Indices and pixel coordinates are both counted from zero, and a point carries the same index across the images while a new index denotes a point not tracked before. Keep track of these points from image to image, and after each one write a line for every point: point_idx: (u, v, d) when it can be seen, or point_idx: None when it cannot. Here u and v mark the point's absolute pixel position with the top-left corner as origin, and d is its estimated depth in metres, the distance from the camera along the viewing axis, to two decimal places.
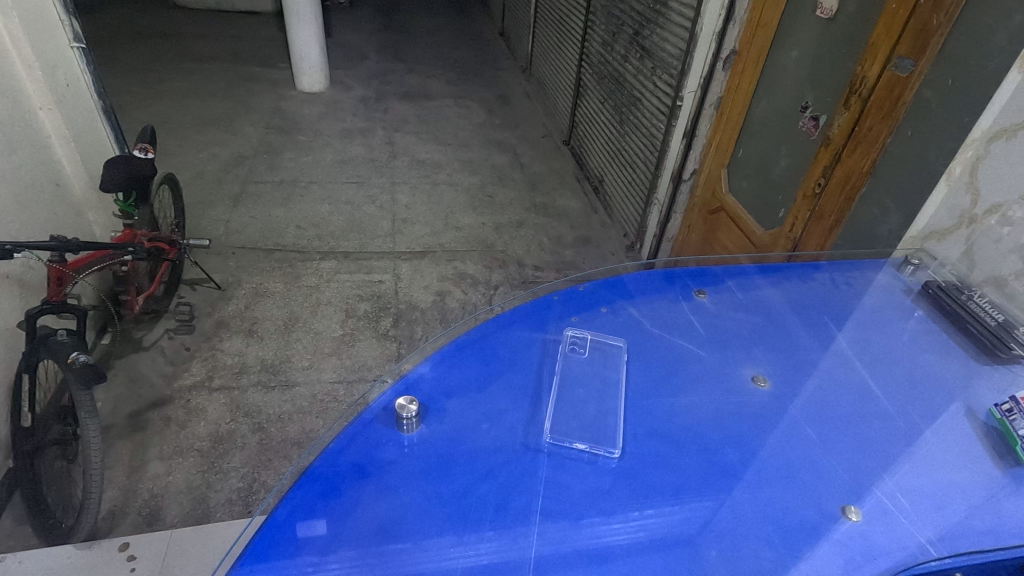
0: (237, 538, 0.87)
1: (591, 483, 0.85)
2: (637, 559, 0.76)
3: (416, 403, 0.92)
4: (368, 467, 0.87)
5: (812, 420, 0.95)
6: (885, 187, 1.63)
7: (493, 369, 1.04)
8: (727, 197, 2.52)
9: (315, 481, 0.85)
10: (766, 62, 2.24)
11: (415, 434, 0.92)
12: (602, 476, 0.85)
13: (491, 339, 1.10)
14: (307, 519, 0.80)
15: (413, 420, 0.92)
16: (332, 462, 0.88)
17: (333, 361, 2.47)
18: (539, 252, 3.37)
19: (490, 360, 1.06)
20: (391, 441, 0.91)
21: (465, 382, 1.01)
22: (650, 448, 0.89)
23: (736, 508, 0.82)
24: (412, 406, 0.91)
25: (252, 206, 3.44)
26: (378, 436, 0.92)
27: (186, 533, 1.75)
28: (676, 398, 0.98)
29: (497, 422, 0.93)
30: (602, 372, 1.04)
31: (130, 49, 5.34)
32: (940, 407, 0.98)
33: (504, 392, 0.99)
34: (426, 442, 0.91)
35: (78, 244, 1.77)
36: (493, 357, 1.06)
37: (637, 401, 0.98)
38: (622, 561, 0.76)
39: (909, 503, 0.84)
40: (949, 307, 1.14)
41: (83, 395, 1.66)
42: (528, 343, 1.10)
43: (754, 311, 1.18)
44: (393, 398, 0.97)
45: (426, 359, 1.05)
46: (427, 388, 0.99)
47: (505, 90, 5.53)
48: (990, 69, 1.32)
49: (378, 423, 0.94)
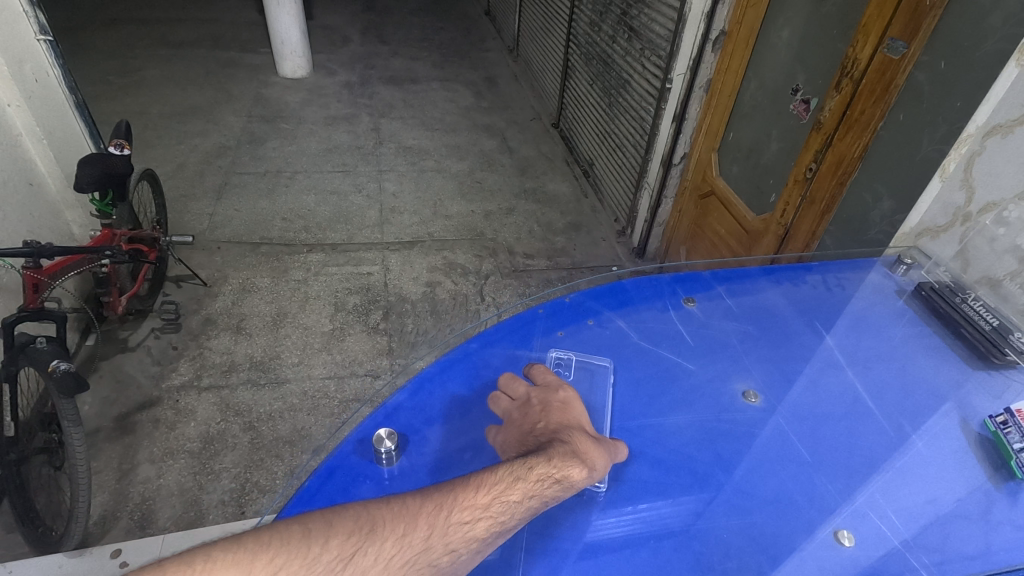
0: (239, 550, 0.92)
1: (577, 515, 0.84)
2: None
3: (393, 436, 0.92)
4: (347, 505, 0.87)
5: (804, 437, 0.94)
6: (876, 172, 1.61)
7: (476, 395, 1.03)
8: (717, 181, 2.49)
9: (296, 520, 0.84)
10: (755, 43, 2.19)
11: (395, 466, 0.92)
12: (586, 507, 0.85)
13: (475, 361, 1.09)
14: None
15: (392, 453, 0.92)
16: (314, 501, 0.88)
17: (323, 357, 2.45)
18: (530, 239, 3.33)
19: (473, 384, 1.05)
20: (370, 477, 0.90)
21: (446, 408, 1.01)
22: (638, 474, 0.89)
23: (724, 536, 0.81)
24: (389, 440, 0.92)
25: (236, 199, 3.37)
26: (357, 471, 0.91)
27: (178, 537, 1.74)
28: (665, 417, 0.97)
29: (480, 451, 0.94)
30: (593, 393, 1.01)
31: (104, 36, 5.18)
32: (933, 416, 0.97)
33: (487, 420, 0.99)
34: (406, 475, 0.91)
35: (53, 250, 1.72)
36: (476, 380, 1.06)
37: (625, 421, 0.97)
38: None
39: (903, 524, 0.83)
40: (944, 310, 1.12)
41: (66, 404, 1.63)
42: (511, 363, 1.09)
43: (744, 318, 1.16)
44: (371, 429, 0.96)
45: (403, 385, 1.04)
46: (406, 417, 0.99)
47: (492, 71, 5.42)
48: (982, 51, 1.29)
49: (356, 456, 0.93)
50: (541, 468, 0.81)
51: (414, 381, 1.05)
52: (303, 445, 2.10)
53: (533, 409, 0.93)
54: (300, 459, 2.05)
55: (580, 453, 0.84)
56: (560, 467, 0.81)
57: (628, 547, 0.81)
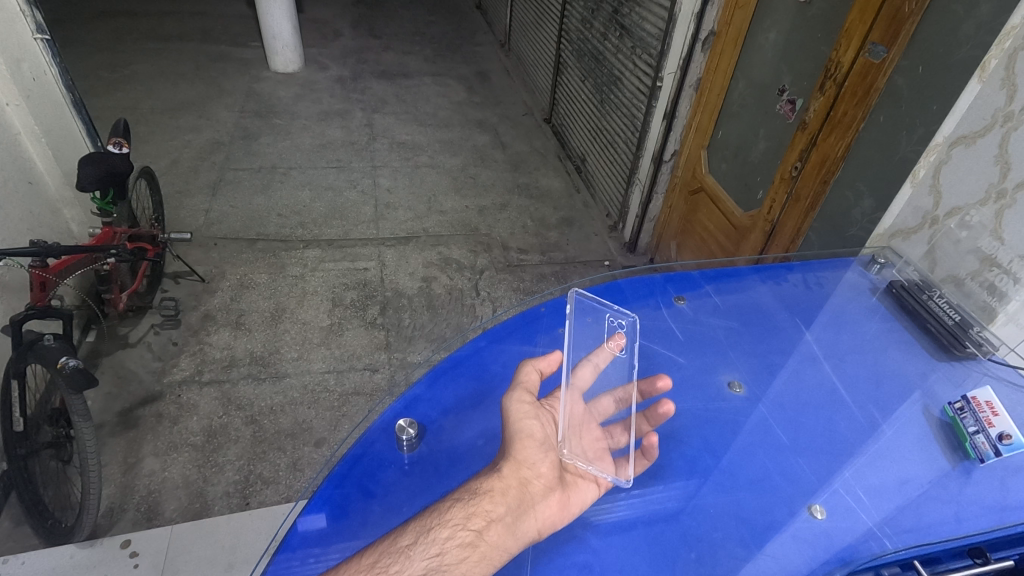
0: (274, 534, 0.99)
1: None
2: (625, 566, 0.83)
3: (414, 424, 0.99)
4: (371, 488, 0.94)
5: (784, 422, 1.02)
6: (858, 171, 1.67)
7: (486, 387, 1.10)
8: (707, 177, 2.56)
9: (325, 504, 0.92)
10: (743, 43, 2.25)
11: (415, 452, 0.98)
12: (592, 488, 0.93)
13: (485, 357, 1.15)
14: (314, 512, 0.92)
15: (413, 440, 0.98)
16: (341, 483, 0.95)
17: (322, 352, 2.49)
18: (523, 234, 3.39)
19: (483, 377, 1.11)
20: (393, 462, 0.97)
21: (460, 398, 1.07)
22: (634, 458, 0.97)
23: (708, 511, 0.89)
24: (411, 427, 0.98)
25: (231, 195, 3.39)
26: (381, 456, 0.98)
27: (185, 529, 1.79)
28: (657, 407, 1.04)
29: (492, 439, 1.01)
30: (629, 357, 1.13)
31: (93, 29, 5.14)
32: (900, 403, 1.05)
33: (497, 410, 1.05)
34: (425, 459, 0.97)
35: (59, 249, 1.77)
36: (485, 373, 1.12)
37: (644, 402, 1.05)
38: (612, 570, 0.82)
39: (869, 498, 0.91)
40: (911, 307, 1.20)
41: (76, 399, 1.67)
42: (518, 357, 1.15)
43: (730, 315, 1.23)
44: (394, 418, 1.03)
45: (422, 378, 1.11)
46: (425, 407, 1.05)
47: (483, 66, 5.44)
48: (957, 57, 1.35)
49: (379, 443, 1.00)
50: (458, 514, 0.84)
51: (429, 374, 1.11)
52: (304, 438, 2.15)
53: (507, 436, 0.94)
54: (302, 451, 2.11)
55: (493, 485, 0.86)
56: (473, 507, 0.84)
57: (626, 523, 0.88)
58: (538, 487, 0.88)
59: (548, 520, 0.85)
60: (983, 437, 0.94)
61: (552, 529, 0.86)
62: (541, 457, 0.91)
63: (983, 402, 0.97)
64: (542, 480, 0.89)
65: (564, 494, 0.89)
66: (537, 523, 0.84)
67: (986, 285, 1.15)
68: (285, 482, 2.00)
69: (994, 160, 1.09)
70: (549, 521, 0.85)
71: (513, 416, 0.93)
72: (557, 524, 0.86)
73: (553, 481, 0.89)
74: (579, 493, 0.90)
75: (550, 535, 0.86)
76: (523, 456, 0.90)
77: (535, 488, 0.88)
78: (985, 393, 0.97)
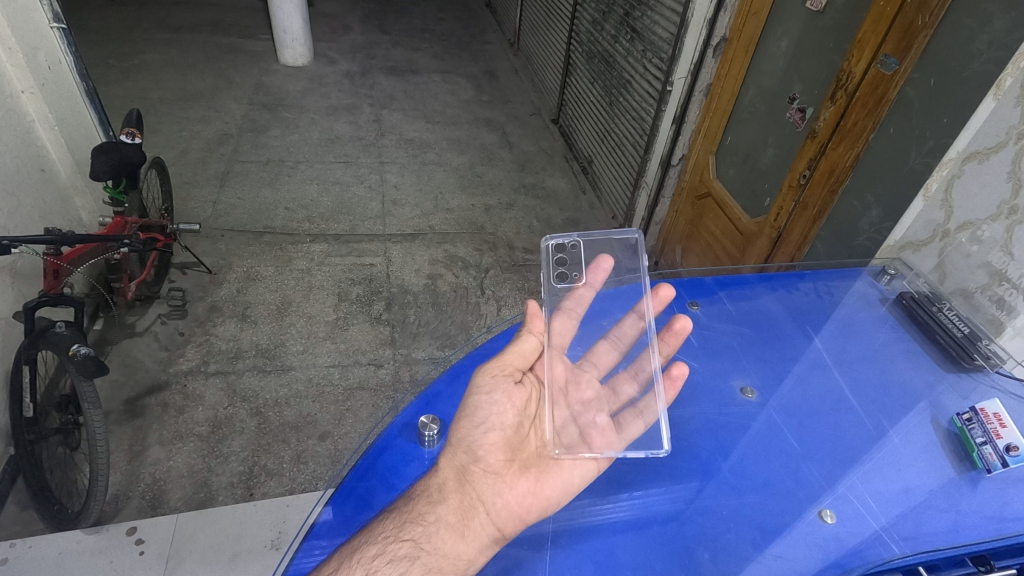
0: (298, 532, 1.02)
1: (587, 502, 0.93)
2: (643, 565, 0.84)
3: (436, 420, 1.01)
4: (394, 481, 0.97)
5: (792, 424, 1.04)
6: (867, 181, 1.69)
7: None
8: (715, 183, 2.57)
9: (342, 500, 0.95)
10: (755, 50, 2.25)
11: (435, 447, 1.00)
12: (605, 489, 0.95)
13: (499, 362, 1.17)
14: (331, 506, 0.95)
15: (434, 436, 1.00)
16: (366, 476, 0.98)
17: (328, 345, 2.51)
18: (529, 233, 3.40)
19: None
20: (416, 456, 1.00)
21: None
22: (650, 458, 0.99)
23: (720, 510, 0.91)
24: (433, 424, 1.00)
25: (238, 187, 3.40)
26: (404, 450, 1.01)
27: (191, 517, 1.81)
28: (669, 412, 1.06)
29: None
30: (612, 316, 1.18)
31: (103, 17, 5.14)
32: (908, 410, 1.07)
33: None
34: None
35: (72, 238, 1.80)
36: None
37: None
38: (629, 568, 0.84)
39: (876, 504, 0.92)
40: (921, 319, 1.21)
41: (86, 386, 1.68)
42: None
43: (743, 321, 1.25)
44: (416, 415, 1.05)
45: (442, 375, 1.14)
46: (445, 405, 1.08)
47: (492, 64, 5.45)
48: (970, 71, 1.35)
49: (403, 438, 1.02)
50: (390, 528, 0.88)
51: (448, 374, 1.14)
52: (309, 431, 2.16)
53: (503, 393, 0.98)
54: (306, 444, 2.12)
55: (430, 503, 0.90)
56: (405, 519, 0.89)
57: (640, 522, 0.90)
58: (480, 474, 0.93)
59: (499, 515, 0.90)
60: (990, 447, 0.95)
61: (514, 527, 0.90)
62: (482, 442, 0.95)
63: (990, 413, 0.97)
64: (486, 466, 0.94)
65: (534, 479, 0.93)
66: (490, 520, 0.90)
67: (995, 299, 1.15)
68: (289, 474, 2.02)
69: (1006, 176, 1.11)
70: (499, 516, 0.90)
71: (476, 387, 0.98)
72: (524, 518, 0.90)
73: (501, 469, 0.94)
74: (560, 477, 0.93)
75: (511, 528, 0.90)
76: (461, 439, 0.95)
77: (475, 475, 0.93)
78: (993, 406, 0.98)
